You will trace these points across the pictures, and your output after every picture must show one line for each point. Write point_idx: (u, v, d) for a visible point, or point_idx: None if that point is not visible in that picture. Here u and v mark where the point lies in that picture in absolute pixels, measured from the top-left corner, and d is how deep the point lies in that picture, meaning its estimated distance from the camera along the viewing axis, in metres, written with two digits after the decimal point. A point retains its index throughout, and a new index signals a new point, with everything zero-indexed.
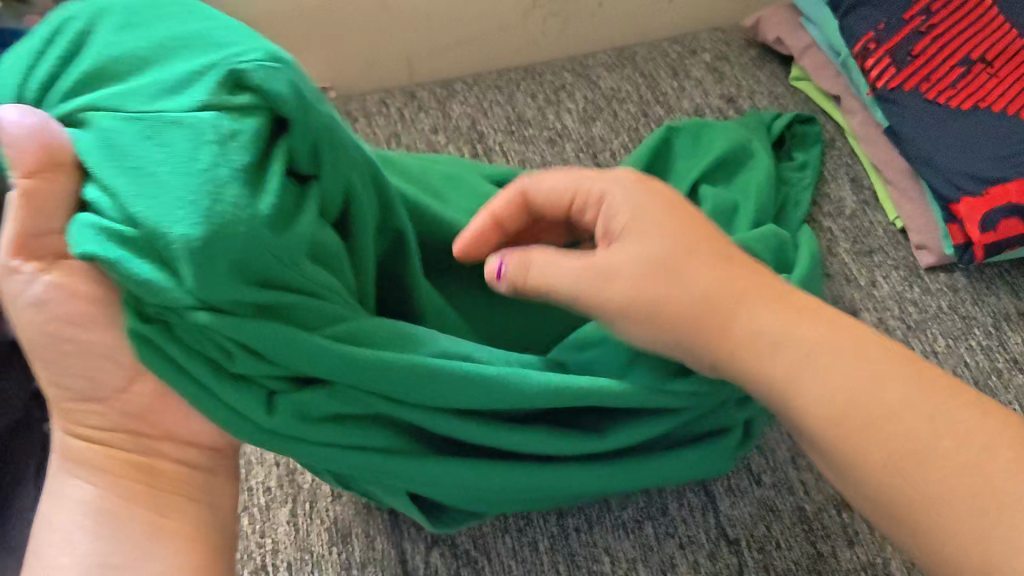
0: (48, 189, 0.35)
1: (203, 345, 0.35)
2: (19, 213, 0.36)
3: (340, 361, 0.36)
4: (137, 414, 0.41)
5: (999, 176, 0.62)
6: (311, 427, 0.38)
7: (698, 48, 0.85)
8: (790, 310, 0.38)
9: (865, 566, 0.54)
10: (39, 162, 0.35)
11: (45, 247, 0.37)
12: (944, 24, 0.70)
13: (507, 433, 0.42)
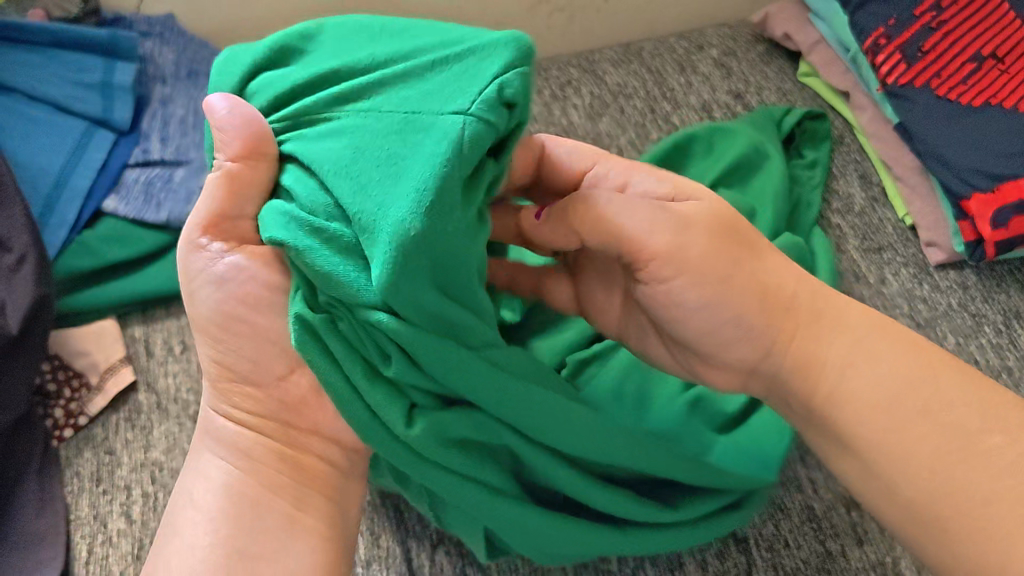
0: (258, 175, 0.43)
1: (366, 345, 0.40)
2: (218, 202, 0.45)
3: (499, 388, 0.41)
4: (292, 406, 0.48)
5: (1011, 174, 0.61)
6: (450, 450, 0.42)
7: (705, 43, 0.85)
8: (850, 331, 0.44)
9: (874, 565, 0.54)
10: (247, 150, 0.43)
11: (231, 230, 0.47)
12: (955, 20, 0.70)
13: (598, 488, 0.46)
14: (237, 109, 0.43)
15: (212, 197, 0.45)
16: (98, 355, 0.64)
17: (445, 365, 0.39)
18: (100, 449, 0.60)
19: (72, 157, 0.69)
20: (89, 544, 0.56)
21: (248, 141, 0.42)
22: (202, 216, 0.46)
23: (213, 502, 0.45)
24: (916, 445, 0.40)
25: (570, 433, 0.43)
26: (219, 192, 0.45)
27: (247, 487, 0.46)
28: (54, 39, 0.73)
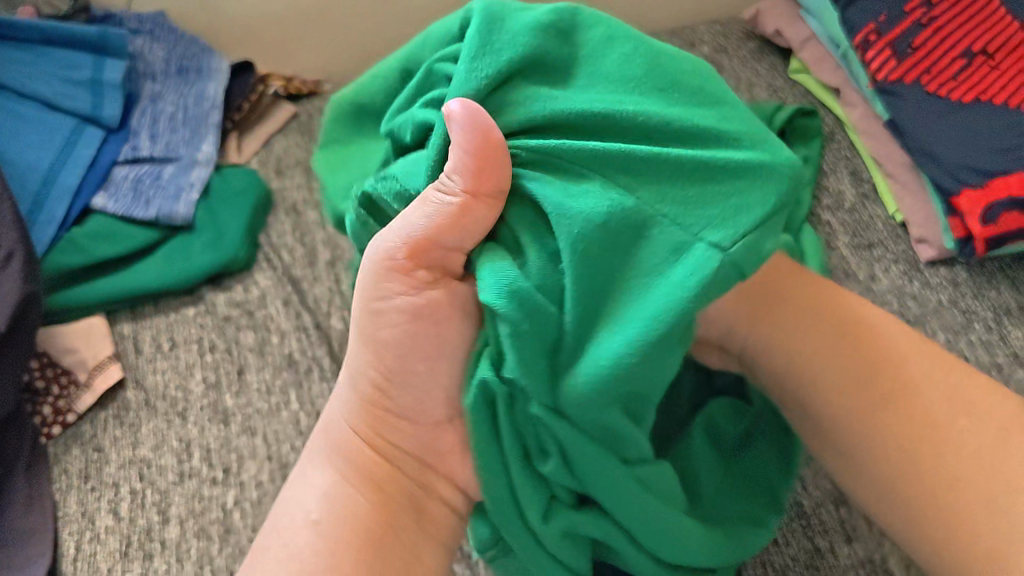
0: (486, 216, 0.40)
1: (525, 430, 0.39)
2: (436, 228, 0.40)
3: (644, 515, 0.39)
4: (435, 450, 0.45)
5: (1001, 170, 0.61)
6: (560, 535, 0.41)
7: (696, 40, 0.85)
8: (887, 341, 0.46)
9: (863, 562, 0.53)
10: (478, 184, 0.39)
11: (426, 257, 0.42)
12: (946, 16, 0.69)
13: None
14: (478, 127, 0.39)
15: (428, 222, 0.41)
16: (86, 352, 0.64)
17: (604, 472, 0.38)
18: (89, 446, 0.60)
19: (60, 154, 0.69)
20: (76, 542, 0.56)
21: (485, 165, 0.39)
22: (408, 239, 0.41)
23: (319, 499, 0.42)
24: (893, 438, 0.40)
25: (682, 543, 0.41)
26: (441, 217, 0.40)
27: (353, 499, 0.42)
28: (43, 36, 0.72)
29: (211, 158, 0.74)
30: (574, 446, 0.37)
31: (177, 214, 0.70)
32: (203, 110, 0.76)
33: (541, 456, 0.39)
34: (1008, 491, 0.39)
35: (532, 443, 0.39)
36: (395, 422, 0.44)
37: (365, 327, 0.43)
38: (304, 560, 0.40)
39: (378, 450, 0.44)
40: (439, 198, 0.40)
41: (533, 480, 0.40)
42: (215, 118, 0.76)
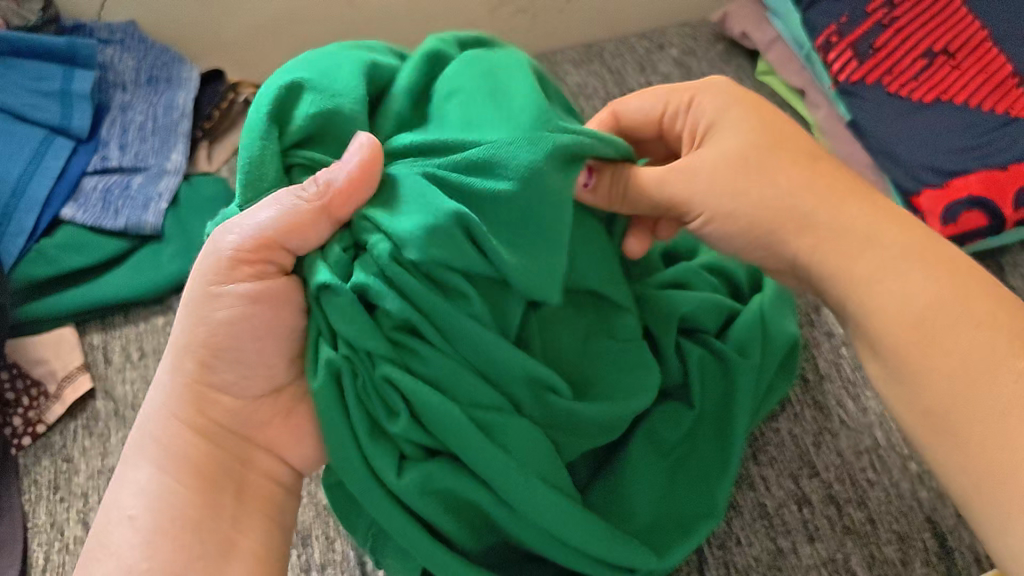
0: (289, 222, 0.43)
1: (373, 398, 0.42)
2: (283, 227, 0.43)
3: (494, 464, 0.42)
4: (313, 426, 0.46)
5: (960, 169, 0.62)
6: (428, 502, 0.43)
7: (665, 42, 0.85)
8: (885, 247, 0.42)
9: (825, 562, 0.54)
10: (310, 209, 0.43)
11: (255, 263, 0.44)
12: (907, 16, 0.70)
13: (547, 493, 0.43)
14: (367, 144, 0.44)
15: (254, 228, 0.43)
16: (56, 362, 0.64)
17: (440, 408, 0.42)
18: (58, 456, 0.61)
19: (30, 165, 0.70)
20: (46, 552, 0.56)
21: (355, 185, 0.44)
22: (253, 235, 0.43)
23: (138, 495, 0.42)
24: (942, 361, 0.39)
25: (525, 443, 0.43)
26: (292, 220, 0.43)
27: (173, 493, 0.42)
28: (13, 48, 0.73)
29: (180, 167, 0.75)
30: (415, 388, 0.42)
31: (146, 223, 0.70)
32: (172, 119, 0.76)
33: (388, 414, 0.43)
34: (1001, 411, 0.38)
35: (383, 404, 0.43)
36: (217, 398, 0.45)
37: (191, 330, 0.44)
38: (125, 561, 0.40)
39: (195, 408, 0.44)
40: (292, 201, 0.43)
41: (394, 456, 0.43)
42: (184, 128, 0.76)
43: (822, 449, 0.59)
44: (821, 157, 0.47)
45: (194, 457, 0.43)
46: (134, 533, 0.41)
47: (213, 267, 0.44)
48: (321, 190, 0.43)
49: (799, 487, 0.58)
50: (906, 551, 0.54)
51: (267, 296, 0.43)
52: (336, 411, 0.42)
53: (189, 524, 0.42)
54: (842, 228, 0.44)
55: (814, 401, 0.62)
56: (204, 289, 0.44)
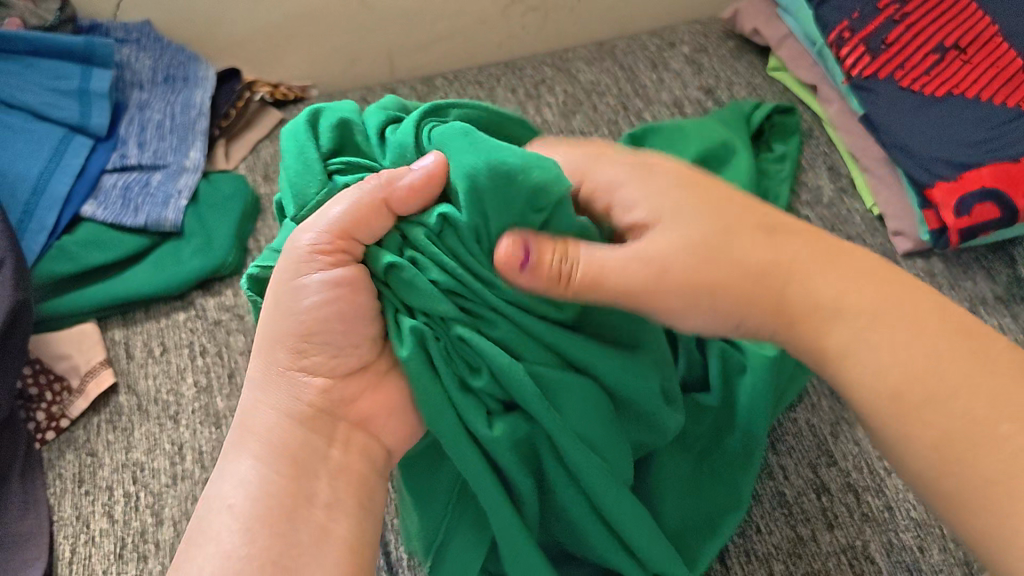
0: (356, 216, 0.42)
1: (456, 356, 0.42)
2: (354, 213, 0.42)
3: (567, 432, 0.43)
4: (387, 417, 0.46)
5: (974, 162, 0.63)
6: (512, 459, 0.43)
7: (677, 40, 0.86)
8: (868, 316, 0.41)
9: (844, 549, 0.55)
10: (369, 203, 0.42)
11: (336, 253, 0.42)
12: (918, 11, 0.71)
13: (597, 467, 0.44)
14: (438, 159, 0.42)
15: (332, 212, 0.42)
16: (78, 358, 0.65)
17: (516, 381, 0.42)
18: (82, 450, 0.61)
19: (49, 164, 0.70)
20: (72, 544, 0.57)
21: (424, 185, 0.42)
22: (325, 228, 0.42)
23: (240, 485, 0.42)
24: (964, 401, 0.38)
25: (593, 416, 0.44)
26: (360, 207, 0.42)
27: (272, 481, 0.42)
28: (32, 48, 0.73)
29: (200, 165, 0.75)
30: (496, 354, 0.41)
31: (165, 220, 0.71)
32: (190, 117, 0.77)
33: (472, 374, 0.43)
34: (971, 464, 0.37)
35: (468, 364, 0.43)
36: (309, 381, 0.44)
37: (281, 324, 0.44)
38: (226, 551, 0.40)
39: (286, 402, 0.44)
40: (357, 188, 0.42)
41: (482, 410, 0.43)
42: (202, 125, 0.77)
43: (840, 438, 0.60)
44: (776, 230, 0.44)
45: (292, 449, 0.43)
46: (239, 522, 0.41)
47: (290, 259, 0.43)
48: (385, 184, 0.42)
49: (817, 475, 0.58)
50: (924, 538, 0.55)
51: (347, 282, 0.42)
52: (428, 374, 0.42)
53: (285, 510, 0.41)
54: (823, 306, 0.42)
55: (831, 392, 0.63)
56: (282, 280, 0.44)
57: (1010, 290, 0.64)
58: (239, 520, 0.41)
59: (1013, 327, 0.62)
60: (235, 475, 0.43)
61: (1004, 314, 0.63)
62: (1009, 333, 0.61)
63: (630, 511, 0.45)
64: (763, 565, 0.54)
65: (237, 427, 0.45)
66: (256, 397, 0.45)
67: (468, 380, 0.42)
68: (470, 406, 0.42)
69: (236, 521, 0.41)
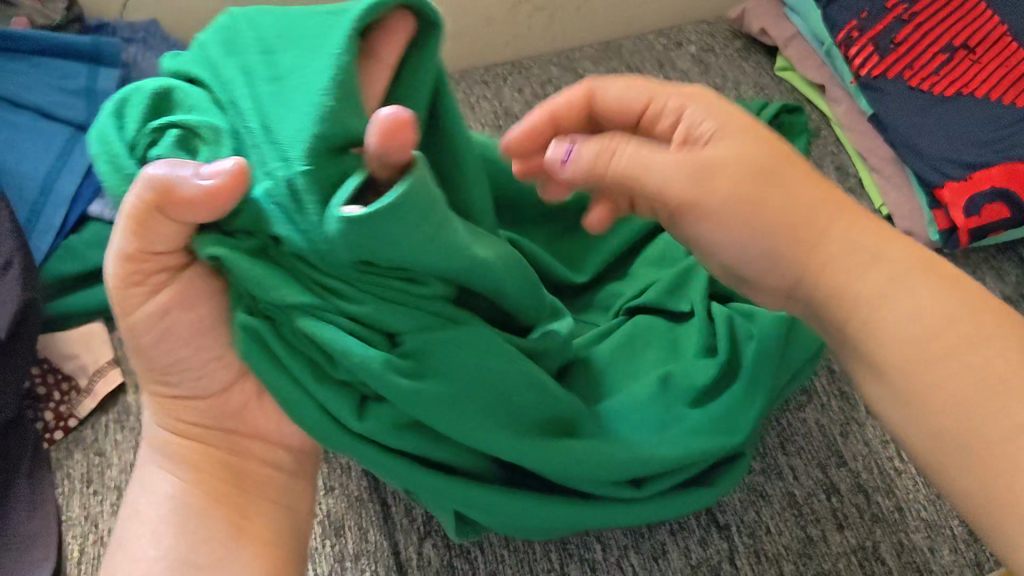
0: (156, 233, 0.39)
1: (309, 349, 0.40)
2: (130, 229, 0.39)
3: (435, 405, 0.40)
4: (234, 415, 0.46)
5: (982, 161, 0.63)
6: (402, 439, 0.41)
7: (683, 40, 0.86)
8: (874, 276, 0.38)
9: (854, 550, 0.55)
10: (140, 220, 0.38)
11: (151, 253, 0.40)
12: (926, 12, 0.71)
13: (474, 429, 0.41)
14: (231, 167, 0.37)
15: (121, 235, 0.39)
16: (85, 357, 0.65)
17: (351, 366, 0.38)
18: (90, 451, 0.62)
19: (57, 163, 0.70)
20: (81, 545, 0.57)
21: (209, 198, 0.36)
22: (119, 260, 0.40)
23: (158, 500, 0.44)
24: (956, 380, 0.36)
25: (461, 369, 0.40)
26: (137, 221, 0.38)
27: (190, 492, 0.44)
28: (37, 47, 0.74)
29: None
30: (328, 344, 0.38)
31: None
32: None
33: (330, 363, 0.40)
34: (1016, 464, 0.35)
35: (322, 352, 0.40)
36: (187, 405, 0.45)
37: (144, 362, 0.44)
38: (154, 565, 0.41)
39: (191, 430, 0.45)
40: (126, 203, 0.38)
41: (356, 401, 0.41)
42: None
43: (849, 439, 0.60)
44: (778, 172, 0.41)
45: (207, 462, 0.45)
46: (167, 536, 0.42)
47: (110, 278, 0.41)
48: (148, 186, 0.37)
49: (827, 476, 0.58)
50: (934, 538, 0.55)
51: (178, 300, 0.42)
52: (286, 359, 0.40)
53: (196, 512, 0.43)
54: (848, 264, 0.39)
55: (840, 392, 0.63)
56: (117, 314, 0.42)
57: (1019, 289, 0.64)
58: (165, 531, 0.42)
59: None
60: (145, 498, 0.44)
61: None
62: None
63: (560, 456, 0.43)
64: (772, 565, 0.54)
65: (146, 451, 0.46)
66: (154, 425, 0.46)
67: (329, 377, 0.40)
68: (331, 395, 0.40)
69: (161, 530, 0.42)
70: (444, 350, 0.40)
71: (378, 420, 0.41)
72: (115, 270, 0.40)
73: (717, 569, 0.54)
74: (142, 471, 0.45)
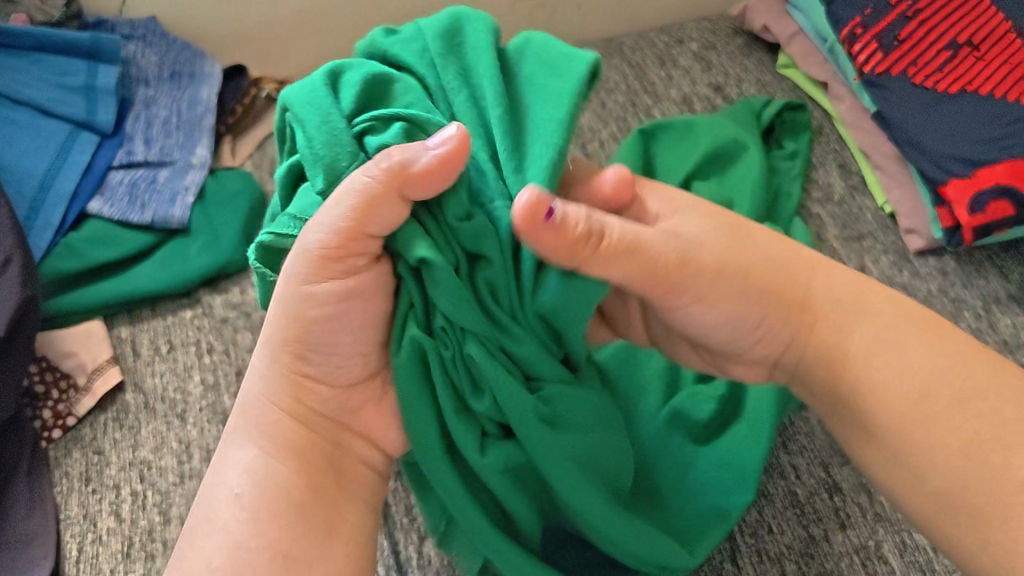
0: (379, 210, 0.38)
1: (462, 377, 0.41)
2: (357, 210, 0.37)
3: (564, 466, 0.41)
4: (351, 411, 0.44)
5: (986, 159, 0.62)
6: (506, 487, 0.42)
7: (685, 37, 0.85)
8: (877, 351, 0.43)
9: (856, 549, 0.54)
10: (382, 190, 0.37)
11: (356, 244, 0.39)
12: (931, 9, 0.70)
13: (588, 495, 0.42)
14: (457, 132, 0.37)
15: (343, 209, 0.38)
16: (84, 355, 0.65)
17: (513, 398, 0.40)
18: (89, 449, 0.61)
19: (56, 160, 0.70)
20: (79, 544, 0.57)
21: (444, 166, 0.37)
22: (333, 233, 0.38)
23: (244, 475, 0.41)
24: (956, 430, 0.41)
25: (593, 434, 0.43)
26: (367, 200, 0.37)
27: (289, 480, 0.41)
28: (37, 43, 0.73)
29: (206, 162, 0.75)
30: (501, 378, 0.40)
31: (172, 217, 0.71)
32: (196, 115, 0.77)
33: (475, 395, 0.41)
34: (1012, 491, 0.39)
35: (470, 382, 0.41)
36: (314, 388, 0.43)
37: (278, 334, 0.41)
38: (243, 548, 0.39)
39: (305, 412, 0.43)
40: (363, 180, 0.37)
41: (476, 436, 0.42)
42: (208, 122, 0.77)
43: None
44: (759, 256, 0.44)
45: (305, 449, 0.42)
46: (259, 524, 0.40)
47: (305, 251, 0.39)
48: (399, 166, 0.37)
49: (829, 475, 0.58)
50: None
51: (359, 291, 0.40)
52: (413, 385, 0.41)
53: (297, 505, 0.41)
54: (835, 305, 0.45)
55: None
56: (291, 288, 0.40)
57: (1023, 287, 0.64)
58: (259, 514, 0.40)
59: None
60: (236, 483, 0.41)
61: (1017, 312, 0.62)
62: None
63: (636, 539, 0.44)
64: (774, 565, 0.54)
65: (241, 421, 0.43)
66: (259, 393, 0.43)
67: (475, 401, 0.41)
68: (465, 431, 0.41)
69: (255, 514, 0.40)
70: (580, 412, 0.43)
71: (505, 455, 0.42)
72: (321, 242, 0.38)
73: (719, 569, 0.54)
74: (233, 446, 0.42)
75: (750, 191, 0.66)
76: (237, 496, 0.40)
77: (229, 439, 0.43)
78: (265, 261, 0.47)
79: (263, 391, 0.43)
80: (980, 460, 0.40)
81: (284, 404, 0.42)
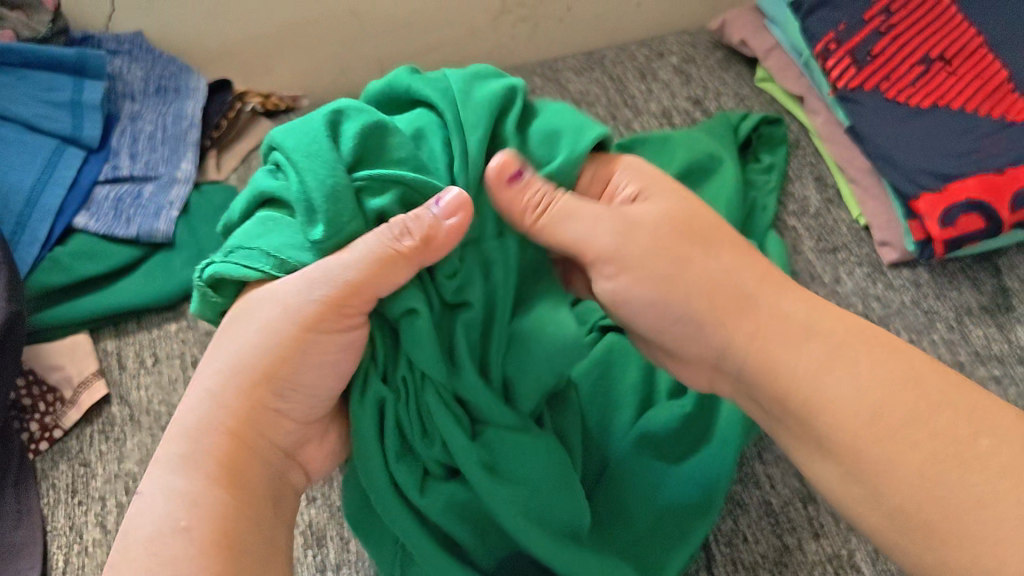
0: (390, 271, 0.43)
1: (412, 421, 0.45)
2: (366, 272, 0.43)
3: (507, 501, 0.46)
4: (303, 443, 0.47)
5: (957, 173, 0.63)
6: (450, 521, 0.47)
7: (665, 50, 0.86)
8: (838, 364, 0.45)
9: (829, 558, 0.55)
10: (402, 250, 0.43)
11: (349, 305, 0.43)
12: (904, 23, 0.71)
13: (531, 534, 0.46)
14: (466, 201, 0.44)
15: (355, 267, 0.43)
16: (70, 368, 0.65)
17: (460, 445, 0.45)
18: (75, 461, 0.62)
19: (42, 175, 0.71)
20: (65, 555, 0.57)
21: (456, 232, 0.43)
22: (335, 286, 0.43)
23: (185, 503, 0.41)
24: (917, 450, 0.42)
25: (551, 480, 0.47)
26: (376, 262, 0.43)
27: (225, 502, 0.41)
28: (24, 59, 0.74)
29: (191, 176, 0.76)
30: (447, 425, 0.45)
31: (157, 231, 0.72)
32: (182, 129, 0.78)
33: (422, 439, 0.46)
34: (972, 510, 0.40)
35: (420, 426, 0.46)
36: (278, 419, 0.45)
37: (263, 362, 0.44)
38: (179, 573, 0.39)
39: (249, 434, 0.44)
40: (378, 243, 0.43)
41: (417, 477, 0.46)
42: (193, 137, 0.78)
43: None
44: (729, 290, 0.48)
45: (243, 472, 0.43)
46: (191, 543, 0.39)
47: (299, 300, 0.44)
48: (414, 234, 0.43)
49: (804, 485, 0.59)
50: None
51: (351, 344, 0.45)
52: (371, 432, 0.45)
53: (228, 535, 0.40)
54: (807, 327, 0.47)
55: None
56: (279, 330, 0.44)
57: (995, 299, 0.65)
58: (195, 538, 0.40)
59: (999, 337, 0.63)
60: (171, 505, 0.40)
61: (989, 323, 0.63)
62: (995, 343, 0.62)
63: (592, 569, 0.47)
64: (748, 574, 0.55)
65: (181, 440, 0.43)
66: (213, 412, 0.44)
67: (420, 449, 0.46)
68: (408, 473, 0.46)
69: (191, 538, 0.40)
70: (528, 457, 0.47)
71: (446, 494, 0.46)
72: (319, 295, 0.43)
73: None
74: (167, 466, 0.42)
75: (727, 205, 0.67)
76: (168, 524, 0.40)
77: (166, 457, 0.42)
78: (208, 280, 0.46)
79: (212, 418, 0.43)
80: (941, 479, 0.41)
81: (229, 425, 0.43)
